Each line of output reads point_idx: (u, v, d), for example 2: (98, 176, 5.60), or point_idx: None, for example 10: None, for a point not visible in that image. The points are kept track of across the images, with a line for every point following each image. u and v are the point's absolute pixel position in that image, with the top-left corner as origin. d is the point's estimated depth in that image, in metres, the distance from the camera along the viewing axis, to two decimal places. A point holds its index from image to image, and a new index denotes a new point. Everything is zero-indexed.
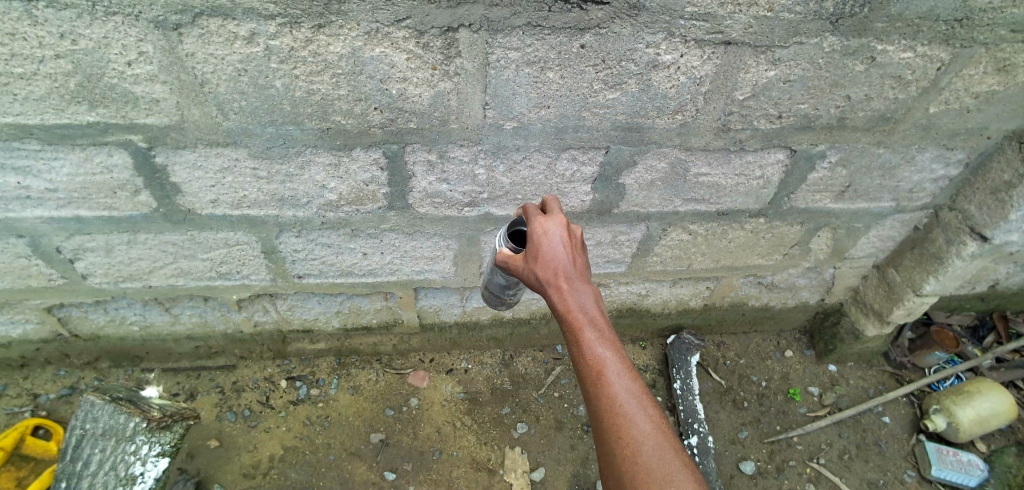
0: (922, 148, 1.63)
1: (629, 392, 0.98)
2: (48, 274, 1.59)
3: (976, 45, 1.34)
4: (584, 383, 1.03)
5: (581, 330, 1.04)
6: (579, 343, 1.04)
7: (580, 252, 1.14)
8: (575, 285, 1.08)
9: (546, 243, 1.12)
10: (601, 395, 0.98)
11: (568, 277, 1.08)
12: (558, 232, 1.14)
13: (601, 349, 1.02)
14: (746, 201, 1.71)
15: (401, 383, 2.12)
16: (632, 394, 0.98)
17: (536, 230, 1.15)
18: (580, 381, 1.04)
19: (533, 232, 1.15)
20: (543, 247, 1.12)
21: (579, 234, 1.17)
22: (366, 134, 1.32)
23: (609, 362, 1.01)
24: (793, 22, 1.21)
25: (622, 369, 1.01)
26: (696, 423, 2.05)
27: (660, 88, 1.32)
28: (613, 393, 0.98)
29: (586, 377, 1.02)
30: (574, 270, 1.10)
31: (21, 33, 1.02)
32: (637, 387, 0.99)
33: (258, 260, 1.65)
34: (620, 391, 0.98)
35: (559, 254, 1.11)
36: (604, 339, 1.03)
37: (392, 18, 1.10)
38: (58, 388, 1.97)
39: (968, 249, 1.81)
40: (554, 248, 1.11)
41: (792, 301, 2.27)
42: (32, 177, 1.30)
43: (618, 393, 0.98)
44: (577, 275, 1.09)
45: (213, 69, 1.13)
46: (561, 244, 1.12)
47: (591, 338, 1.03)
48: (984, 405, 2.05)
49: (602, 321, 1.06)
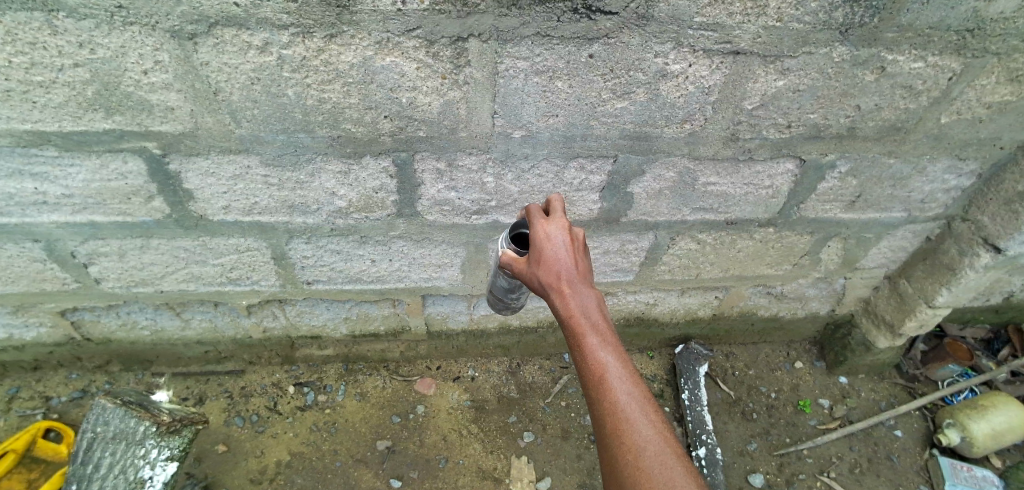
0: (933, 158, 1.61)
1: (631, 397, 0.97)
2: (62, 278, 1.61)
3: (987, 55, 1.33)
4: (587, 389, 1.02)
5: (583, 335, 1.04)
6: (581, 348, 1.04)
7: (583, 256, 1.15)
8: (576, 288, 1.09)
9: (549, 247, 1.13)
10: (603, 400, 0.98)
11: (570, 281, 1.09)
12: (561, 235, 1.15)
13: (603, 354, 1.02)
14: (755, 210, 1.70)
15: (407, 390, 2.12)
16: (635, 400, 0.97)
17: (538, 234, 1.16)
18: (583, 387, 1.03)
19: (536, 237, 1.16)
20: (545, 251, 1.12)
21: (581, 237, 1.18)
22: (376, 142, 1.33)
23: (611, 366, 1.01)
24: (802, 32, 1.22)
25: (624, 374, 1.00)
26: (704, 435, 2.03)
27: (668, 97, 1.32)
28: (615, 399, 0.97)
29: (588, 382, 1.02)
30: (577, 274, 1.10)
31: (42, 42, 1.05)
32: (639, 393, 0.99)
33: (267, 266, 1.66)
34: (621, 396, 0.97)
35: (561, 257, 1.11)
36: (606, 344, 1.03)
37: (403, 28, 1.11)
38: (70, 390, 1.99)
39: (981, 260, 1.78)
40: (556, 252, 1.12)
41: (802, 311, 2.25)
42: (49, 182, 1.32)
43: (620, 398, 0.97)
44: (579, 279, 1.10)
45: (227, 78, 1.15)
46: (564, 248, 1.12)
47: (593, 343, 1.03)
48: (998, 419, 2.02)
49: (604, 325, 1.06)
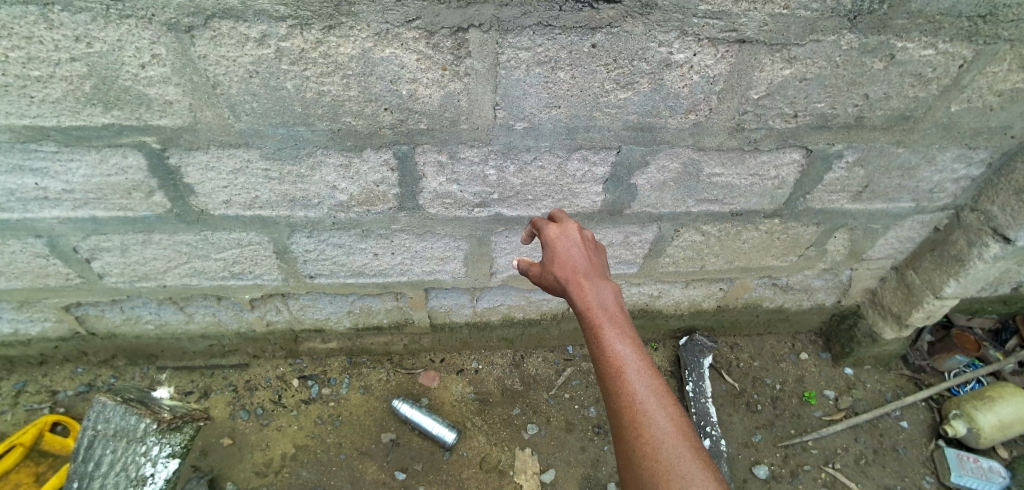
0: (943, 147, 1.59)
1: (648, 388, 0.97)
2: (66, 273, 1.62)
3: (1000, 41, 1.30)
4: (603, 382, 1.02)
5: (600, 327, 1.05)
6: (598, 340, 1.04)
7: (598, 255, 1.19)
8: (593, 282, 1.12)
9: (563, 246, 1.18)
10: (620, 392, 0.97)
11: (585, 275, 1.12)
12: (574, 236, 1.20)
13: (620, 345, 1.02)
14: (761, 201, 1.68)
15: (411, 383, 2.13)
16: (651, 391, 0.97)
17: (552, 236, 1.21)
18: (599, 381, 1.03)
19: (550, 238, 1.21)
20: (560, 250, 1.17)
21: (594, 238, 1.23)
22: (377, 135, 1.32)
23: (628, 357, 1.01)
24: (810, 19, 1.19)
25: (642, 365, 1.00)
26: (709, 427, 2.02)
27: (673, 87, 1.30)
28: (633, 390, 0.97)
29: (605, 375, 1.01)
30: (594, 270, 1.14)
31: (37, 36, 1.04)
32: (656, 385, 0.98)
33: (270, 260, 1.66)
34: (639, 387, 0.97)
35: (575, 255, 1.16)
36: (623, 336, 1.04)
37: (403, 19, 1.09)
38: (76, 385, 2.01)
39: (990, 251, 1.75)
40: (571, 250, 1.17)
41: (808, 302, 2.23)
42: (50, 178, 1.32)
43: (636, 390, 0.97)
44: (595, 273, 1.13)
45: (225, 71, 1.14)
46: (578, 247, 1.17)
47: (610, 335, 1.04)
48: (1006, 410, 2.00)
49: (621, 317, 1.07)
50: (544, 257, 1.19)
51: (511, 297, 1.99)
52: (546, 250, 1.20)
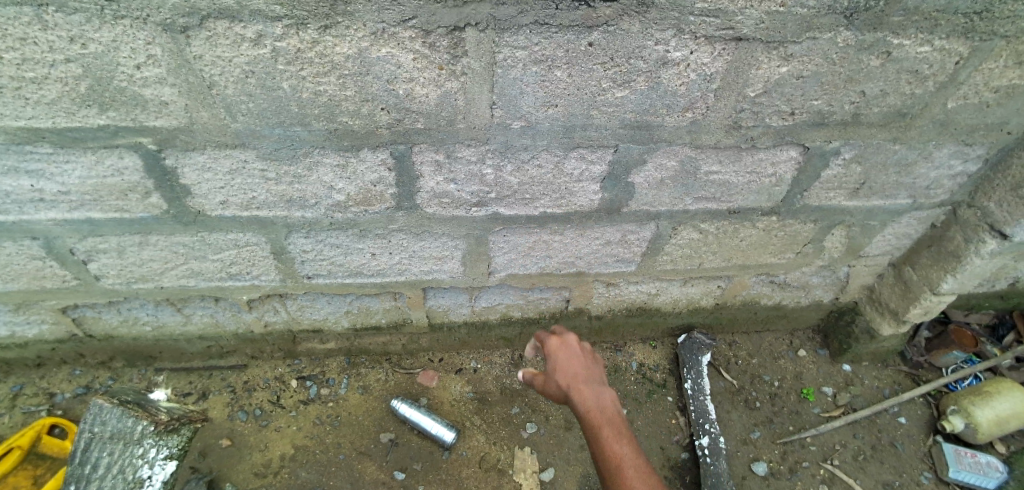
0: (939, 144, 1.59)
1: (642, 480, 1.18)
2: (63, 274, 1.61)
3: (996, 38, 1.31)
4: (604, 478, 1.24)
5: (599, 427, 1.30)
6: (600, 440, 1.28)
7: (594, 366, 1.49)
8: (593, 389, 1.39)
9: (567, 360, 1.48)
10: (619, 483, 1.19)
11: (585, 382, 1.41)
12: (573, 347, 1.53)
13: (617, 445, 1.26)
14: (758, 199, 1.68)
15: (410, 382, 2.13)
16: (645, 482, 1.18)
17: (557, 353, 1.51)
18: (601, 477, 1.24)
19: (555, 355, 1.51)
20: (564, 366, 1.47)
21: (590, 354, 1.54)
22: (374, 135, 1.31)
23: (624, 454, 1.24)
24: (807, 17, 1.19)
25: (635, 461, 1.23)
26: (708, 424, 2.03)
27: (669, 85, 1.30)
28: (630, 481, 1.18)
29: (606, 470, 1.23)
30: (592, 381, 1.42)
31: (32, 37, 1.03)
32: (649, 476, 1.20)
33: (268, 260, 1.65)
34: (635, 477, 1.19)
35: (576, 366, 1.46)
36: (620, 437, 1.28)
37: (399, 19, 1.09)
38: (74, 387, 2.00)
39: (987, 247, 1.75)
40: (573, 363, 1.47)
41: (806, 299, 2.24)
42: (45, 180, 1.31)
43: (632, 480, 1.18)
44: (593, 382, 1.42)
45: (221, 72, 1.13)
46: (579, 360, 1.48)
47: (609, 435, 1.28)
48: (1003, 405, 2.01)
49: (617, 420, 1.32)
50: (551, 370, 1.48)
51: (509, 296, 1.99)
52: (552, 366, 1.49)
